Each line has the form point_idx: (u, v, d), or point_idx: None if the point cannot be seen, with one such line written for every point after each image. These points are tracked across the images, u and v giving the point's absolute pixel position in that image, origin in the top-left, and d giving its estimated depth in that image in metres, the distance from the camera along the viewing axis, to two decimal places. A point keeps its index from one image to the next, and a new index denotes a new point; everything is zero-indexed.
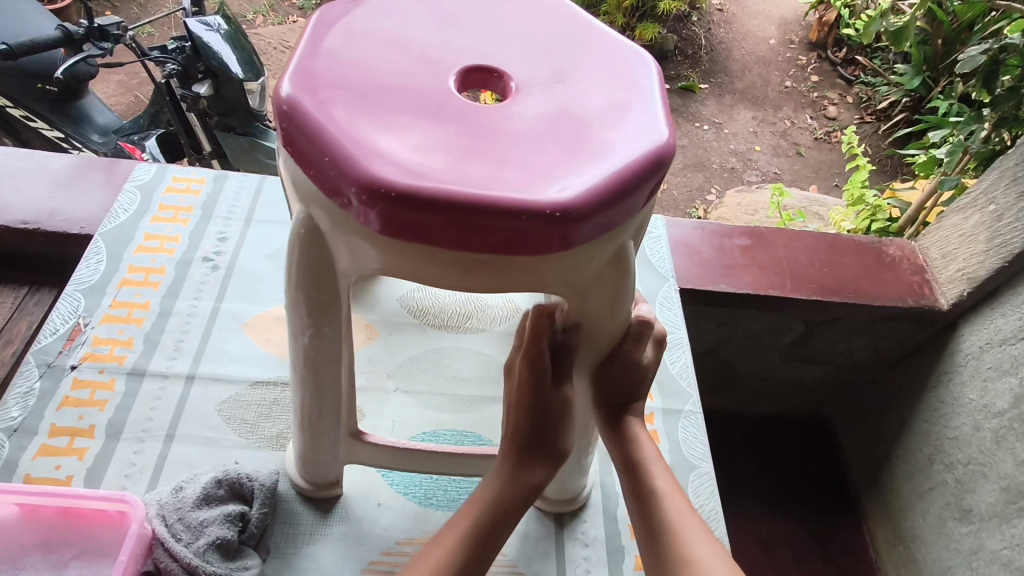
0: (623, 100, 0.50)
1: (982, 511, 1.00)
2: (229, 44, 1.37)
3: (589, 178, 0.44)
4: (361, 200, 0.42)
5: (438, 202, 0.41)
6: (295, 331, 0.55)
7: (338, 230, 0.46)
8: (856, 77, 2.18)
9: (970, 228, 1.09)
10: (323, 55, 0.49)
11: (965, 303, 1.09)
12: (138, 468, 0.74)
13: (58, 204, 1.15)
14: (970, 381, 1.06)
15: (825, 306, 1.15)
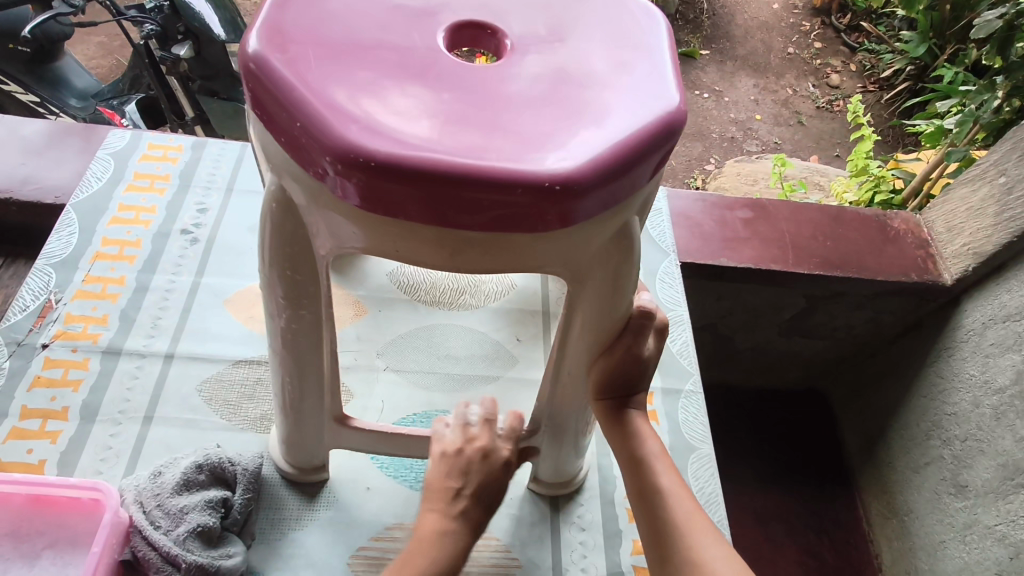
0: (628, 61, 0.45)
1: (978, 485, 0.98)
2: (210, 4, 1.30)
3: (592, 147, 0.39)
4: (337, 171, 0.38)
5: (425, 174, 0.37)
6: (273, 314, 0.51)
7: (316, 205, 0.42)
8: (861, 44, 2.11)
9: (978, 201, 1.05)
10: (295, 7, 0.43)
11: (970, 278, 1.06)
12: (114, 452, 0.71)
13: (31, 171, 1.10)
14: (971, 357, 1.04)
15: (827, 281, 1.11)
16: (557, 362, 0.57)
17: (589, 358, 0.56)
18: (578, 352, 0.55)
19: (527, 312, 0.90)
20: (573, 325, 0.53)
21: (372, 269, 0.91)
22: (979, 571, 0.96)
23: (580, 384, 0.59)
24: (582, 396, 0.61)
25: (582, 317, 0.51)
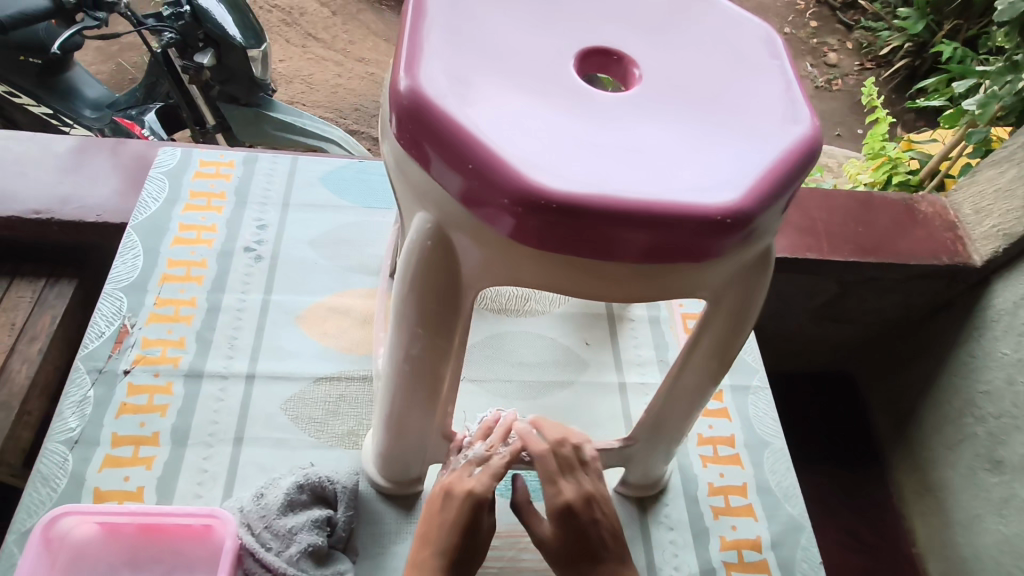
0: (757, 84, 0.46)
1: (1015, 461, 0.96)
2: (226, 5, 1.25)
3: (753, 176, 0.40)
4: (514, 212, 0.38)
5: (603, 214, 0.38)
6: (405, 345, 0.52)
7: (475, 244, 0.42)
8: (856, 21, 2.24)
9: (1007, 182, 1.03)
10: (435, 40, 0.44)
11: (1000, 259, 1.03)
12: (211, 475, 0.72)
13: (69, 189, 1.07)
14: (1003, 336, 1.01)
15: (860, 267, 1.09)
16: (675, 379, 0.59)
17: (708, 375, 0.57)
18: (696, 370, 0.57)
19: (592, 315, 0.91)
20: (699, 345, 0.54)
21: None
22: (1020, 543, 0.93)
23: (690, 400, 0.60)
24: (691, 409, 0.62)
25: (709, 336, 0.52)
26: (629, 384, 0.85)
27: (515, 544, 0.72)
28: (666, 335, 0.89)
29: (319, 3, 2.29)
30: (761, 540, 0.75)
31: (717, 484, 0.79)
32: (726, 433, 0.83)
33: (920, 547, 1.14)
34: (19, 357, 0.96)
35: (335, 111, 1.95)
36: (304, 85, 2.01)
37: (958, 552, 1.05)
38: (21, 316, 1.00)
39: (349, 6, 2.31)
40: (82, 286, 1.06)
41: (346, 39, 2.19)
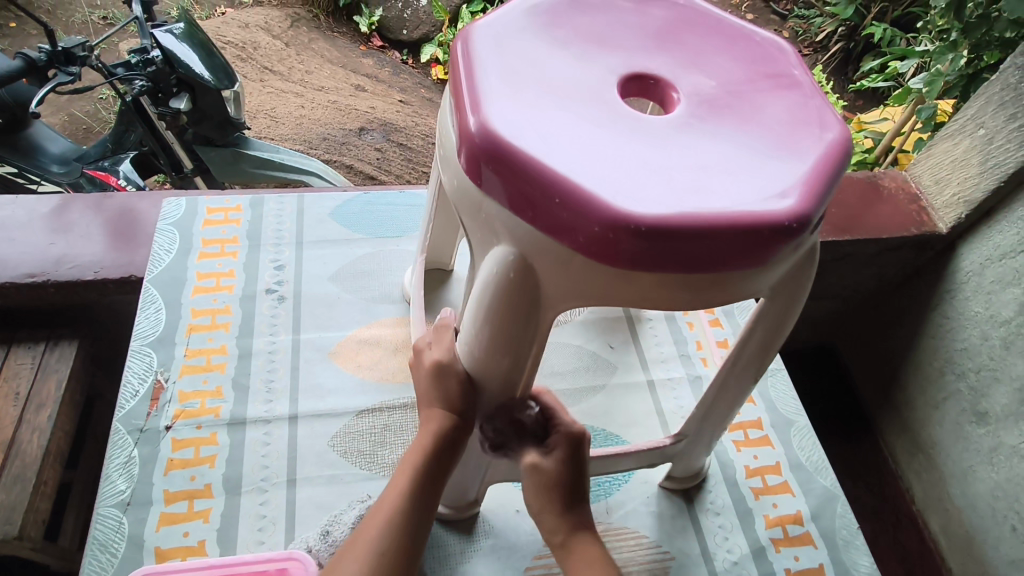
0: (782, 94, 0.51)
1: (997, 411, 1.00)
2: (189, 44, 1.21)
3: (805, 182, 0.44)
4: (603, 238, 0.42)
5: (685, 231, 0.41)
6: (483, 370, 0.55)
7: (561, 270, 0.45)
8: (789, 12, 2.50)
9: (960, 153, 1.06)
10: (494, 80, 0.47)
11: (962, 226, 1.08)
12: (270, 519, 0.72)
13: (64, 249, 0.89)
14: (973, 296, 1.05)
15: (839, 245, 1.13)
16: (727, 372, 0.62)
17: (759, 367, 0.61)
18: (746, 361, 0.60)
19: (612, 318, 0.95)
20: (752, 340, 0.58)
21: (431, 301, 0.88)
22: (1011, 488, 0.97)
23: (735, 391, 0.64)
24: (736, 402, 0.66)
25: (762, 329, 0.56)
26: (656, 380, 0.89)
27: None
28: (684, 330, 0.94)
29: (270, 34, 2.26)
30: (801, 514, 0.80)
31: (752, 466, 0.84)
32: (753, 417, 0.88)
33: (918, 503, 1.16)
34: (28, 428, 0.87)
35: (304, 141, 1.92)
36: (268, 119, 1.98)
37: (953, 503, 1.08)
38: (24, 387, 0.90)
39: (301, 36, 2.31)
40: (86, 347, 0.96)
41: (303, 69, 2.18)
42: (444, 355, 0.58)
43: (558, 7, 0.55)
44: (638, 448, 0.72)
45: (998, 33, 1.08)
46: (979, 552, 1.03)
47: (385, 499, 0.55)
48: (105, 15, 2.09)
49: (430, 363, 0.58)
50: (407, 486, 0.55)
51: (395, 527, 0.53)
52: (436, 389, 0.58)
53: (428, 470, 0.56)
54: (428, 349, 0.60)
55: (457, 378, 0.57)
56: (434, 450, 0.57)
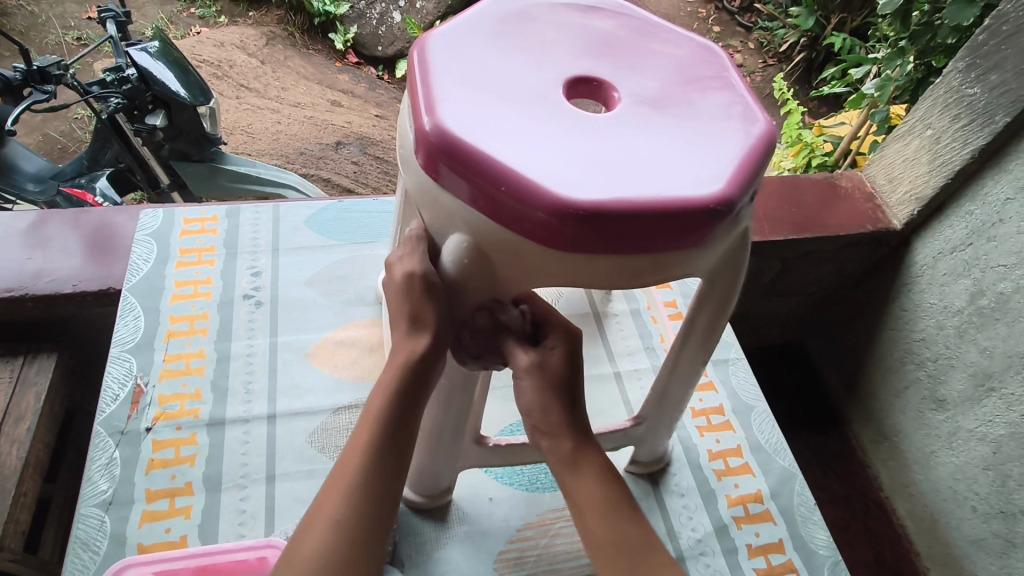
0: (715, 93, 0.56)
1: (955, 397, 1.04)
2: (165, 62, 1.24)
3: (732, 170, 0.49)
4: (547, 223, 0.46)
5: (621, 215, 0.45)
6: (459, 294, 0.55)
7: (513, 256, 0.50)
8: (754, 23, 2.60)
9: (911, 153, 1.10)
10: (447, 84, 0.51)
11: (916, 221, 1.11)
12: (249, 514, 0.74)
13: (42, 264, 0.91)
14: (928, 287, 1.09)
15: (799, 244, 1.15)
16: (679, 353, 0.66)
17: (709, 348, 0.65)
18: (696, 341, 0.64)
19: (580, 315, 0.98)
20: (698, 321, 0.62)
21: None
22: (970, 471, 1.02)
23: (688, 372, 0.68)
24: (690, 383, 0.70)
25: (707, 311, 0.60)
26: (623, 371, 0.93)
27: (547, 532, 0.78)
28: (649, 325, 0.98)
29: (246, 52, 2.28)
30: (762, 493, 0.84)
31: (715, 450, 0.88)
32: (715, 403, 0.92)
33: (885, 489, 1.21)
34: (6, 440, 0.88)
35: (281, 156, 1.95)
36: (245, 135, 2.00)
37: (918, 487, 1.13)
38: (3, 399, 0.91)
39: (276, 53, 2.34)
40: (64, 358, 0.97)
41: (278, 86, 2.22)
42: (416, 266, 0.54)
43: (509, 18, 0.59)
44: (603, 431, 0.76)
45: (942, 39, 1.14)
46: (943, 533, 1.08)
47: (347, 460, 0.54)
48: (79, 36, 2.11)
49: (402, 277, 0.54)
50: (368, 446, 0.54)
51: (352, 499, 0.52)
52: (407, 304, 0.55)
53: (391, 427, 0.55)
54: (399, 261, 0.55)
55: (431, 295, 0.54)
56: (397, 401, 0.55)
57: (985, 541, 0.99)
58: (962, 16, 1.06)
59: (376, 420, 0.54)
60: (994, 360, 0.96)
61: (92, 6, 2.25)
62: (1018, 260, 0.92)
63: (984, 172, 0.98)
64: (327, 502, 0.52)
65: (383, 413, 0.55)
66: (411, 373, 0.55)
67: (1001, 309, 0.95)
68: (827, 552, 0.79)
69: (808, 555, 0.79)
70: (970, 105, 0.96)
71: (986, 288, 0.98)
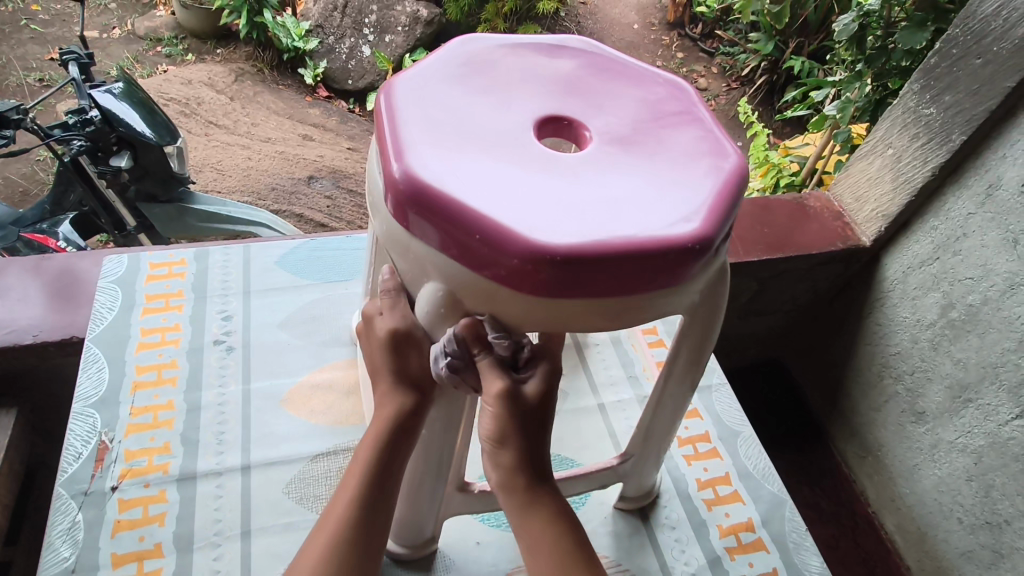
0: (684, 128, 0.57)
1: (934, 410, 1.05)
2: (128, 102, 1.22)
3: (704, 207, 0.50)
4: (522, 269, 0.46)
5: (597, 258, 0.45)
6: (433, 332, 0.53)
7: (488, 301, 0.49)
8: (716, 49, 2.68)
9: (874, 172, 1.11)
10: (414, 129, 0.51)
11: (884, 238, 1.12)
12: (223, 573, 0.70)
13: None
14: (901, 302, 1.10)
15: (774, 263, 1.15)
16: (663, 386, 0.66)
17: (692, 379, 0.64)
18: (681, 373, 0.64)
19: None
20: (680, 355, 0.62)
21: None
22: (955, 483, 1.02)
23: (670, 409, 0.68)
24: (675, 418, 0.69)
25: (688, 345, 0.60)
26: (607, 403, 0.91)
27: None
28: (630, 353, 0.97)
29: (214, 90, 2.27)
30: (752, 521, 0.83)
31: (703, 478, 0.87)
32: (701, 430, 0.91)
33: (874, 506, 1.20)
34: None
35: (251, 193, 1.93)
36: (214, 172, 1.97)
37: (905, 502, 1.13)
38: None
39: (245, 89, 2.32)
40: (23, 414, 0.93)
41: (248, 122, 2.20)
42: (398, 324, 0.53)
43: (476, 59, 0.60)
44: (590, 470, 0.74)
45: (895, 62, 1.19)
46: (933, 547, 1.07)
47: (333, 510, 0.54)
48: (41, 77, 2.08)
49: (384, 334, 0.53)
50: (354, 495, 0.54)
51: (335, 551, 0.52)
52: (393, 360, 0.54)
53: (378, 480, 0.54)
54: (378, 316, 0.55)
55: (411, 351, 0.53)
56: (382, 452, 0.55)
57: (974, 553, 0.99)
58: (915, 39, 1.10)
59: (360, 470, 0.54)
60: (968, 372, 0.98)
61: (54, 48, 2.22)
62: (984, 272, 0.94)
63: (945, 189, 1.00)
64: (308, 555, 0.52)
65: (369, 463, 0.55)
66: (397, 424, 0.55)
67: (971, 321, 0.97)
68: None
69: None
70: (928, 124, 0.99)
71: (955, 300, 0.99)
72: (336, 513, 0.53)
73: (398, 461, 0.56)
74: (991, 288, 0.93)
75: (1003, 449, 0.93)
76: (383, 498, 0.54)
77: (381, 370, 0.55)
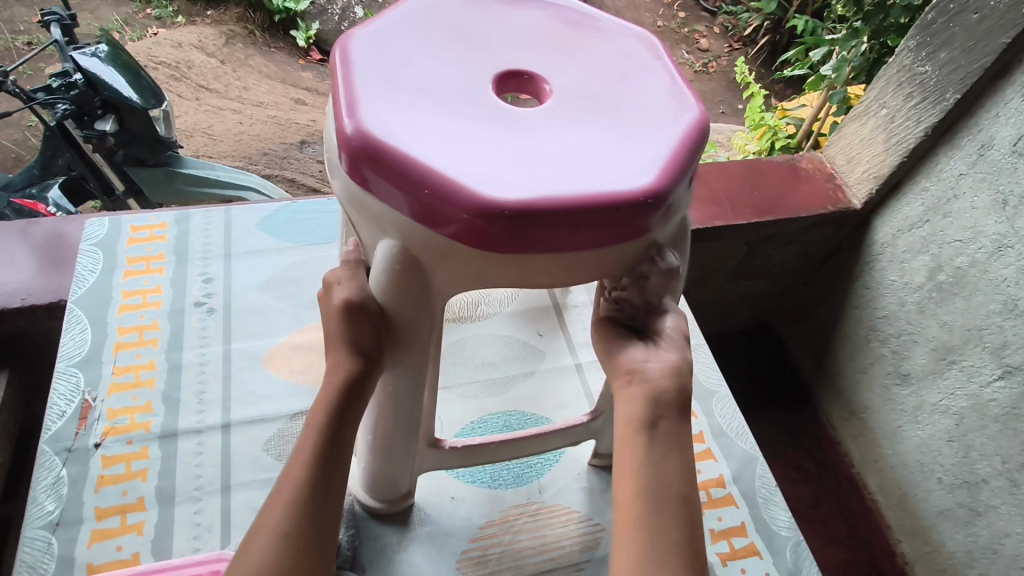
0: (649, 83, 0.56)
1: (918, 372, 1.05)
2: (115, 67, 1.21)
3: (662, 162, 0.49)
4: (474, 224, 0.46)
5: (550, 212, 0.46)
6: (384, 291, 0.53)
7: (443, 258, 0.50)
8: (718, 8, 2.62)
9: (867, 133, 1.10)
10: (369, 85, 0.50)
11: (874, 200, 1.11)
12: (205, 527, 0.72)
13: None
14: (889, 265, 1.10)
15: (762, 227, 1.14)
16: None
17: None
18: None
19: (539, 308, 0.98)
20: None
21: None
22: (935, 443, 1.03)
23: None
24: None
25: None
26: (584, 363, 0.93)
27: (511, 528, 0.78)
28: None
29: (205, 52, 2.23)
30: (723, 477, 0.84)
31: None
32: None
33: (857, 466, 1.22)
34: None
35: (243, 157, 1.91)
36: (206, 137, 1.96)
37: (887, 462, 1.14)
38: None
39: (236, 52, 2.28)
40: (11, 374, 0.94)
41: (240, 86, 2.17)
42: (353, 295, 0.53)
43: (440, 13, 0.59)
44: (561, 427, 0.76)
45: (893, 19, 1.17)
46: (913, 505, 1.09)
47: (289, 473, 0.54)
48: (30, 40, 2.05)
49: (340, 304, 0.53)
50: (309, 456, 0.54)
51: (293, 509, 0.52)
52: (346, 330, 0.54)
53: (332, 443, 0.55)
54: (337, 285, 0.55)
55: (365, 314, 0.53)
56: (336, 415, 0.55)
57: (951, 510, 1.01)
58: None
59: (315, 433, 0.55)
60: (953, 334, 0.98)
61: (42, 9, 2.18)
62: (973, 234, 0.94)
63: (937, 150, 0.99)
64: (268, 514, 0.52)
65: (323, 428, 0.55)
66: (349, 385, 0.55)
67: (958, 284, 0.97)
68: (789, 532, 0.80)
69: (769, 536, 0.80)
70: (922, 83, 0.97)
71: (944, 263, 0.99)
72: (292, 475, 0.54)
73: (351, 423, 0.56)
74: (979, 250, 0.93)
75: (983, 409, 0.94)
76: (337, 459, 0.55)
77: (335, 336, 0.56)
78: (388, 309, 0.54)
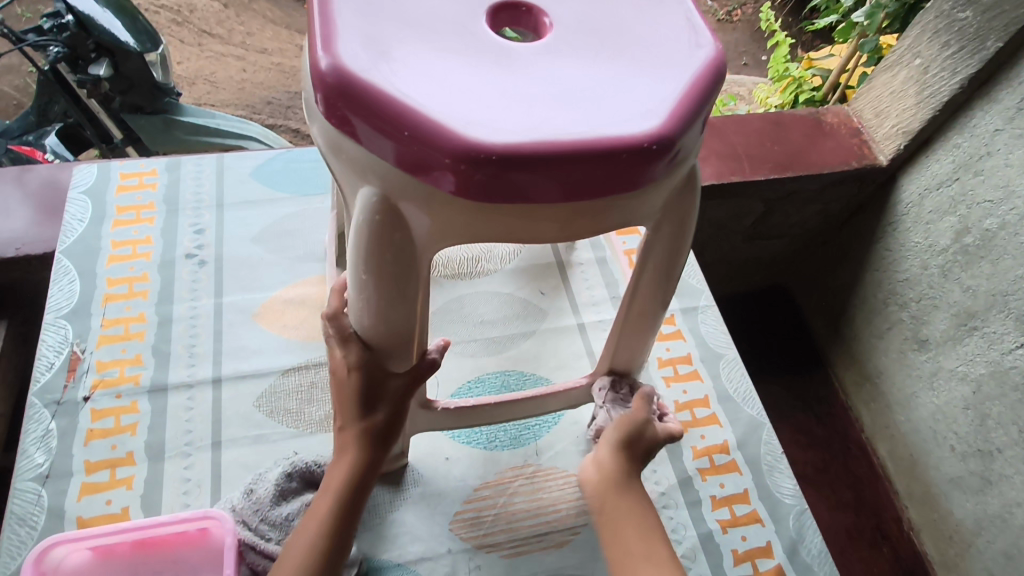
0: (660, 17, 0.51)
1: (937, 338, 1.01)
2: (112, 11, 1.14)
3: (669, 103, 0.44)
4: (457, 170, 0.41)
5: (541, 157, 0.41)
6: (361, 234, 0.48)
7: (427, 207, 0.45)
8: None
9: (898, 85, 1.01)
10: (347, 16, 0.45)
11: (902, 156, 1.04)
12: (195, 482, 0.72)
13: None
14: (913, 226, 1.04)
15: (782, 183, 1.08)
16: (632, 301, 0.63)
17: (663, 295, 0.61)
18: (648, 290, 0.61)
19: (543, 265, 0.94)
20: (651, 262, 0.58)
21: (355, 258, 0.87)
22: (951, 411, 0.99)
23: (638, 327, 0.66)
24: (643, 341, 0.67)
25: (661, 250, 0.56)
26: (587, 324, 0.89)
27: (506, 490, 0.76)
28: (616, 272, 0.94)
29: None
30: (727, 443, 0.82)
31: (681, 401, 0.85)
32: (683, 352, 0.89)
33: (868, 432, 1.19)
34: None
35: (246, 107, 1.86)
36: (208, 85, 1.90)
37: (899, 430, 1.11)
38: None
39: None
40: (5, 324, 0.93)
41: (243, 31, 2.09)
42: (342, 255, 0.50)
43: None
44: (559, 389, 0.72)
45: None
46: (923, 473, 1.07)
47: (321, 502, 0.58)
48: None
49: None
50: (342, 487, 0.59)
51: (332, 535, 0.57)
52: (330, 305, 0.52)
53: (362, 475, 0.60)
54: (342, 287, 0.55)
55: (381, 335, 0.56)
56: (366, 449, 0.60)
57: (962, 479, 0.98)
58: None
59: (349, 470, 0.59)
60: (977, 300, 0.93)
61: None
62: (1005, 194, 0.87)
63: (973, 103, 0.92)
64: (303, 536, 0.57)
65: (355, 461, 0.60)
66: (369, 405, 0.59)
67: (986, 247, 0.91)
68: (793, 500, 0.78)
69: (772, 503, 0.78)
70: (961, 30, 0.89)
71: (971, 225, 0.93)
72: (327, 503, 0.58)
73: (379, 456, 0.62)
74: (1011, 212, 0.87)
75: (1003, 378, 0.90)
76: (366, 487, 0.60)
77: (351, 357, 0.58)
78: (370, 258, 0.50)
